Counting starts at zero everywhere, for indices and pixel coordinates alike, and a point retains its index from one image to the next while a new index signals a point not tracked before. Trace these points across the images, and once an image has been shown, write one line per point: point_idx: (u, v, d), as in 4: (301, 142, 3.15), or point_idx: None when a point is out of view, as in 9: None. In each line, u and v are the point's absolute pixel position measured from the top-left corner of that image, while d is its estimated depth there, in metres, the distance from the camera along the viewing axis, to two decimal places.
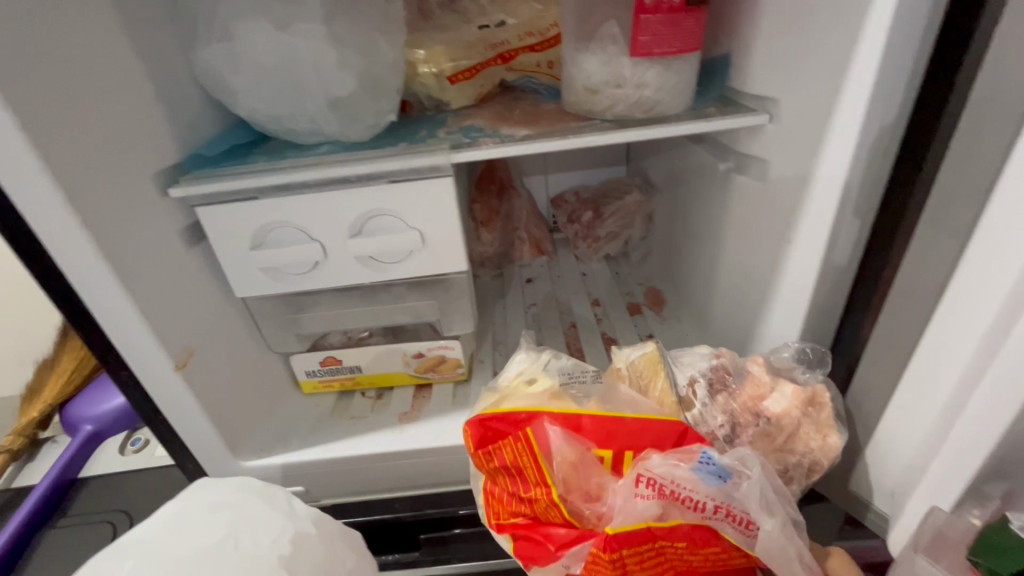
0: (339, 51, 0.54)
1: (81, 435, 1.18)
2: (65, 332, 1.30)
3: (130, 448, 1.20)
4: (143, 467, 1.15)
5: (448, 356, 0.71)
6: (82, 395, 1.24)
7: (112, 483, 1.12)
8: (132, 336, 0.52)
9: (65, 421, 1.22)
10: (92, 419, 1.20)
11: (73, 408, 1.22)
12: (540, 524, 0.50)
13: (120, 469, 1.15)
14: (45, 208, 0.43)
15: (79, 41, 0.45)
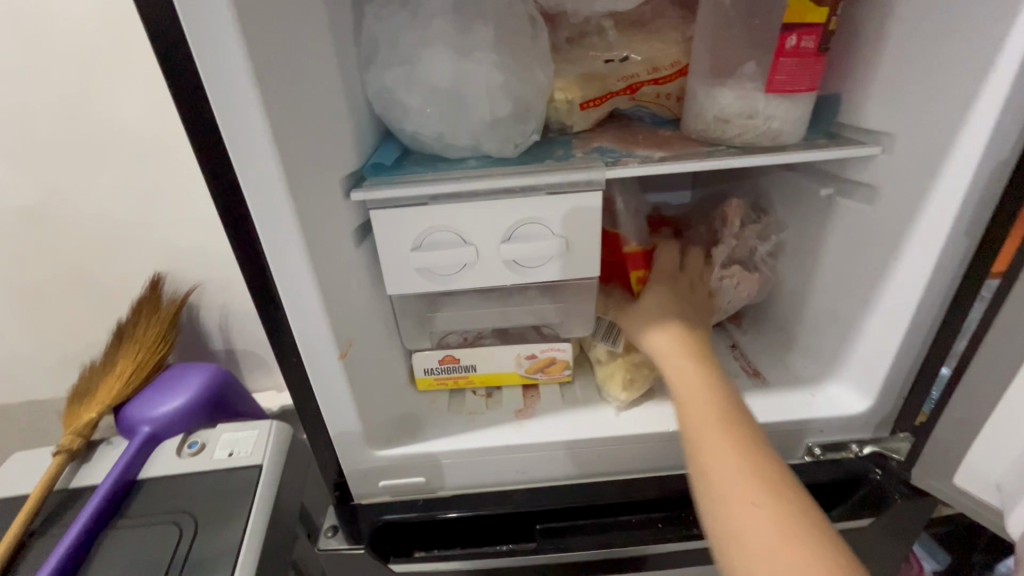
0: (505, 78, 0.61)
1: (139, 436, 1.06)
2: (120, 332, 1.18)
3: (185, 451, 1.02)
4: (204, 470, 0.98)
5: (559, 357, 0.75)
6: (141, 398, 1.13)
7: (171, 486, 0.96)
8: (311, 321, 0.57)
9: (123, 425, 1.10)
10: (150, 420, 1.09)
11: (132, 410, 1.11)
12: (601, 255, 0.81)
13: (179, 471, 0.99)
14: (275, 199, 0.50)
15: (306, 59, 0.52)
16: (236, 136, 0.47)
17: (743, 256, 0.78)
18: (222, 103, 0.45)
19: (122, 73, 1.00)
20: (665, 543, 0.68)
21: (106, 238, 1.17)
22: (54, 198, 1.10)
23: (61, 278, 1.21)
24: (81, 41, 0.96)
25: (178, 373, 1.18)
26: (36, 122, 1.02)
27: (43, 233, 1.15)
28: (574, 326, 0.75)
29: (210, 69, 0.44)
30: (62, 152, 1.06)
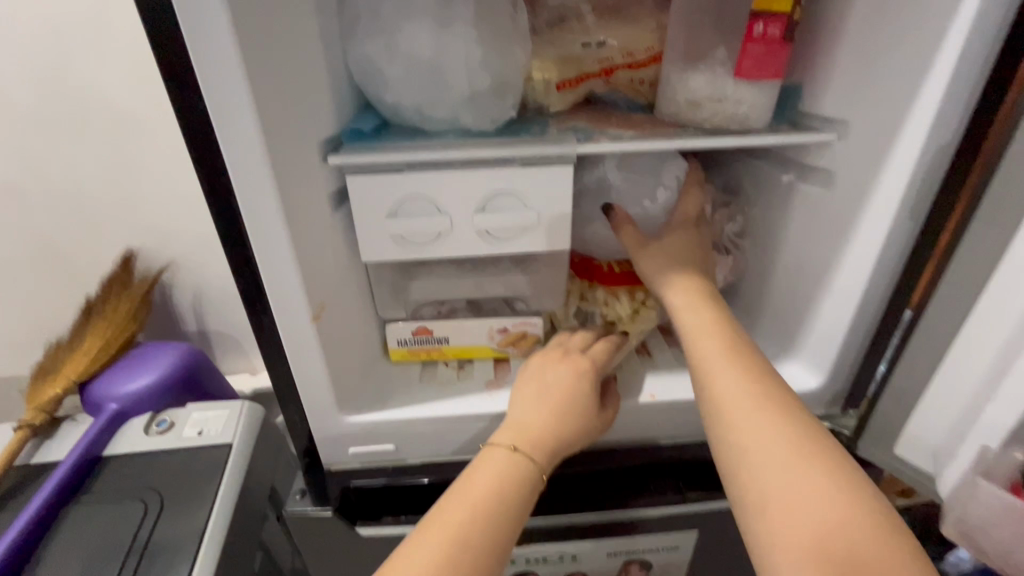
0: (484, 51, 0.63)
1: (105, 413, 1.04)
2: (90, 308, 1.16)
3: (154, 429, 1.00)
4: (171, 449, 0.97)
5: (530, 331, 0.77)
6: (109, 374, 1.11)
7: (137, 463, 0.95)
8: (285, 281, 0.58)
9: (89, 401, 1.09)
10: (118, 398, 1.07)
11: (98, 387, 1.10)
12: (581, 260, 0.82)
13: (145, 450, 0.97)
14: (252, 156, 0.51)
15: (287, 21, 0.53)
16: (212, 85, 0.47)
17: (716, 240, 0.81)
18: (199, 50, 0.46)
19: (98, 41, 0.98)
20: (643, 506, 0.72)
21: (76, 210, 1.15)
22: (22, 166, 1.08)
23: (26, 250, 1.18)
24: (56, 6, 0.94)
25: (148, 349, 1.16)
26: (7, 88, 1.00)
27: (10, 202, 1.12)
28: (544, 301, 0.77)
29: (189, 15, 0.44)
30: (32, 119, 1.03)
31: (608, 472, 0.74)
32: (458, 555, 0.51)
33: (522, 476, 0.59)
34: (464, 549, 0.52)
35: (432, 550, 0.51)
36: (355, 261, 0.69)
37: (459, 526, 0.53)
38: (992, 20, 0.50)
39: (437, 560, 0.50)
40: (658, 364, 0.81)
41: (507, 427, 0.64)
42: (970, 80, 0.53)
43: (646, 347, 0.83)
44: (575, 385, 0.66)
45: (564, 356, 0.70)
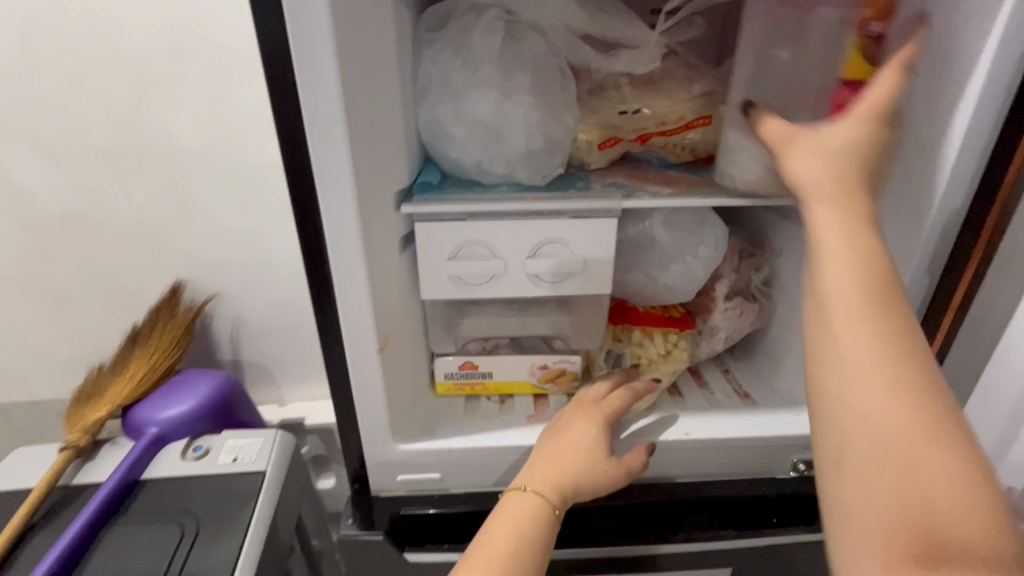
0: (539, 116, 0.71)
1: (147, 438, 1.07)
2: (137, 335, 1.21)
3: (190, 454, 1.04)
4: (208, 475, 1.01)
5: (568, 369, 0.83)
6: (151, 399, 1.15)
7: (177, 488, 0.99)
8: (358, 315, 0.64)
9: (131, 425, 1.13)
10: (158, 422, 1.11)
11: (139, 411, 1.13)
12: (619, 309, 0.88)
13: (183, 475, 1.01)
14: (343, 206, 0.58)
15: (379, 93, 0.62)
16: (321, 144, 0.55)
17: (742, 287, 0.87)
18: (314, 116, 0.54)
19: (167, 89, 1.05)
20: (675, 543, 0.75)
21: (136, 244, 1.22)
22: (94, 203, 1.16)
23: (86, 279, 1.26)
24: (136, 58, 1.02)
25: (188, 377, 1.19)
26: (83, 131, 1.08)
27: (78, 236, 1.20)
28: (583, 341, 0.83)
29: (308, 89, 0.53)
30: (105, 160, 1.11)
31: (641, 507, 0.77)
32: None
33: (539, 524, 0.62)
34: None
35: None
36: (413, 298, 0.75)
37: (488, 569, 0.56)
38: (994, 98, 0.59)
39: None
40: (689, 404, 0.85)
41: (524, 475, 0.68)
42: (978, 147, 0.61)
43: (677, 386, 0.88)
44: (584, 433, 0.71)
45: (578, 406, 0.76)
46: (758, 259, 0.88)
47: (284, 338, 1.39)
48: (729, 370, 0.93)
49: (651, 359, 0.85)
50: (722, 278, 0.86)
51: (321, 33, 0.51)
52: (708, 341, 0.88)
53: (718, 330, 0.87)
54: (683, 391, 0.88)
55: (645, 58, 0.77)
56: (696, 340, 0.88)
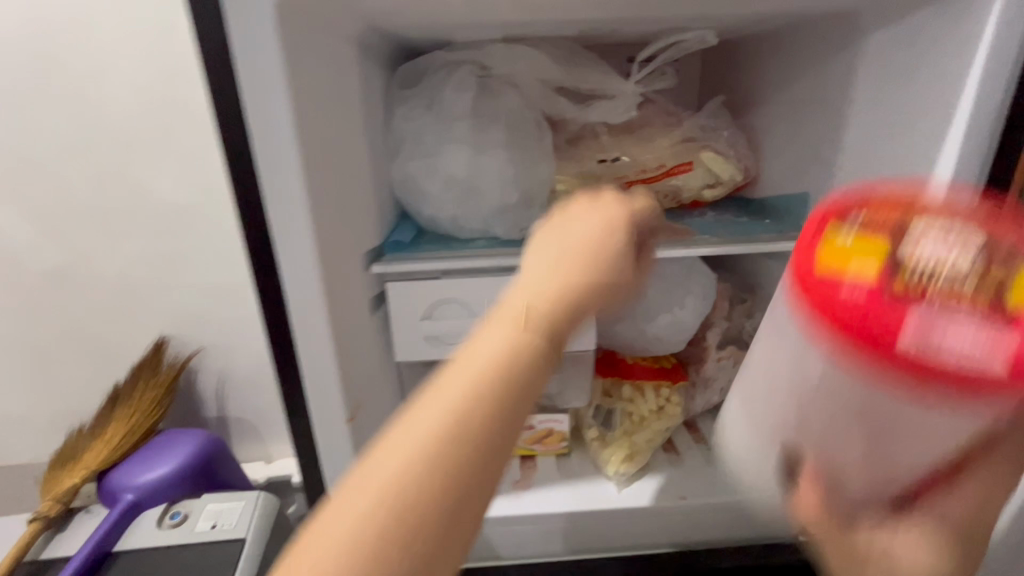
0: (514, 170, 0.69)
1: (121, 505, 1.02)
2: (118, 394, 1.17)
3: (166, 521, 0.96)
4: (186, 544, 0.92)
5: (557, 429, 0.78)
6: (129, 462, 1.10)
7: (151, 562, 0.90)
8: (325, 384, 0.61)
9: (106, 491, 1.08)
10: (135, 488, 1.05)
11: (116, 475, 1.08)
12: (606, 362, 0.84)
13: (158, 546, 0.92)
14: (304, 272, 0.55)
15: (347, 154, 0.60)
16: (280, 209, 0.52)
17: (735, 335, 0.84)
18: (272, 180, 0.51)
19: (150, 146, 1.05)
20: None
21: (116, 302, 1.20)
22: (74, 261, 1.14)
23: (66, 339, 1.22)
24: (121, 118, 1.02)
25: (171, 436, 1.14)
26: (64, 190, 1.06)
27: (58, 295, 1.17)
28: (571, 398, 0.78)
29: (266, 154, 0.50)
30: (85, 218, 1.10)
31: None
32: (481, 467, 0.30)
33: (597, 275, 0.40)
34: (491, 461, 0.31)
35: (441, 428, 0.30)
36: (388, 360, 0.72)
37: (495, 387, 0.32)
38: (978, 144, 0.54)
39: (431, 480, 0.29)
40: (686, 463, 0.79)
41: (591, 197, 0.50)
42: None
43: (672, 443, 0.83)
44: None
45: None
46: (749, 305, 0.84)
47: (268, 393, 1.35)
48: None
49: (643, 416, 0.79)
50: (714, 327, 0.83)
51: (279, 98, 0.49)
52: (703, 393, 0.83)
53: (712, 380, 0.83)
54: (679, 448, 0.83)
55: (621, 107, 0.76)
56: (690, 393, 0.83)
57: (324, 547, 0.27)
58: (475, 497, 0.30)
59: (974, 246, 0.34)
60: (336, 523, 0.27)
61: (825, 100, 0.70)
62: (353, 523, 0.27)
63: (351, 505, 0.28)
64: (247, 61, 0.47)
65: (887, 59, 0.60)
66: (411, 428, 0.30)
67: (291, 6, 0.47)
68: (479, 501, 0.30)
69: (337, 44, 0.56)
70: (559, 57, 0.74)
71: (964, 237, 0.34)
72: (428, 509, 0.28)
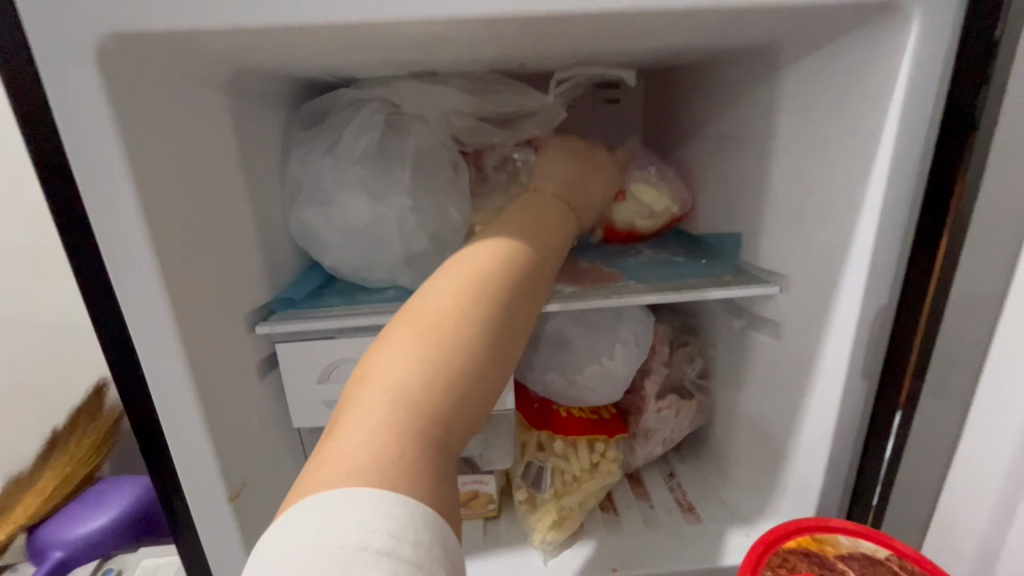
0: (419, 217, 0.64)
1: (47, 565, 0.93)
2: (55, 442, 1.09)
3: None
4: None
5: (482, 490, 0.73)
6: (60, 517, 1.01)
7: None
8: (197, 463, 0.55)
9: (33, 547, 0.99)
10: (64, 545, 0.97)
11: (45, 531, 1.00)
12: (535, 412, 0.77)
13: None
14: (159, 345, 0.49)
15: (217, 209, 0.54)
16: (126, 278, 0.47)
17: (675, 381, 0.78)
18: (112, 247, 0.46)
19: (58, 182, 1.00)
20: None
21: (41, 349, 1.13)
22: None
23: None
24: None
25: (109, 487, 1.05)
26: None
27: None
28: (497, 459, 0.71)
29: (102, 219, 0.45)
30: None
31: None
32: (470, 387, 0.36)
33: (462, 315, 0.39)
34: (478, 383, 0.37)
35: (429, 360, 0.35)
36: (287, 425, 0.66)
37: (473, 324, 0.37)
38: (902, 189, 0.49)
39: (434, 399, 0.34)
40: (623, 525, 0.73)
41: (529, 197, 0.59)
42: (894, 242, 0.50)
43: (610, 500, 0.77)
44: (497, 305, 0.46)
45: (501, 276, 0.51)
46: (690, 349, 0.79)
47: None
48: (674, 474, 0.81)
49: (576, 475, 0.73)
50: (652, 374, 0.77)
51: (111, 159, 0.43)
52: (642, 444, 0.77)
53: (653, 432, 0.77)
54: (617, 505, 0.77)
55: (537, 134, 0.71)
56: (630, 445, 0.78)
57: (347, 465, 0.30)
58: (465, 411, 0.36)
59: None
60: (350, 448, 0.31)
61: (752, 135, 0.65)
62: (372, 441, 0.31)
63: (364, 434, 0.32)
64: (67, 119, 0.42)
65: (809, 94, 0.55)
66: (402, 362, 0.35)
67: (119, 57, 0.42)
68: (468, 417, 0.36)
69: (198, 91, 0.51)
70: (474, 90, 0.69)
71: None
72: (432, 420, 0.34)
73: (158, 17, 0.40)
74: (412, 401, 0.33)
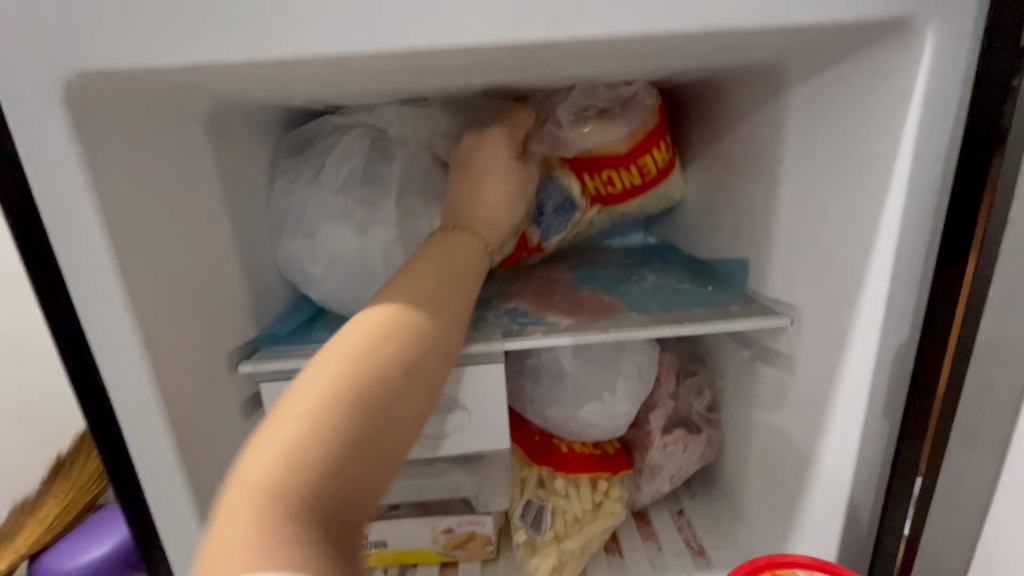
0: (409, 247, 0.62)
1: None
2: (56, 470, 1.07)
3: None
4: None
5: (479, 532, 0.69)
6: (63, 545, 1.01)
7: None
8: (175, 511, 0.52)
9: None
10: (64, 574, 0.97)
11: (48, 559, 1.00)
12: (535, 447, 0.73)
13: None
14: (134, 390, 0.47)
15: (196, 245, 0.52)
16: (97, 321, 0.45)
17: (683, 414, 0.74)
18: (82, 289, 0.44)
19: None
20: None
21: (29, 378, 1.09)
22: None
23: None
24: None
25: (106, 516, 1.03)
26: None
27: None
28: (493, 499, 0.68)
29: (72, 261, 0.43)
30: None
31: None
32: (351, 459, 0.34)
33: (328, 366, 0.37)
34: (360, 453, 0.35)
35: (302, 438, 0.33)
36: None
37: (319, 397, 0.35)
38: (918, 218, 0.45)
39: (302, 479, 0.32)
40: (628, 570, 0.69)
41: (432, 237, 0.54)
42: (912, 275, 0.47)
43: (615, 541, 0.73)
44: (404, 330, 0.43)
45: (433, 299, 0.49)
46: (697, 379, 0.75)
47: None
48: (683, 512, 0.77)
49: (577, 516, 0.69)
50: (658, 407, 0.73)
51: (77, 200, 0.42)
52: (649, 481, 0.73)
53: (660, 468, 0.73)
54: (622, 546, 0.72)
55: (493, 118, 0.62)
56: (635, 482, 0.74)
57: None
58: (350, 485, 0.34)
59: None
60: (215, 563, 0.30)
61: (756, 158, 0.62)
62: (236, 539, 0.29)
63: (229, 535, 0.30)
64: (34, 160, 0.40)
65: (816, 116, 0.52)
66: (271, 446, 0.33)
67: (89, 97, 0.41)
68: (356, 492, 0.34)
69: (176, 126, 0.50)
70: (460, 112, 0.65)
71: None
72: (303, 501, 0.32)
73: (124, 54, 0.38)
74: (279, 487, 0.31)
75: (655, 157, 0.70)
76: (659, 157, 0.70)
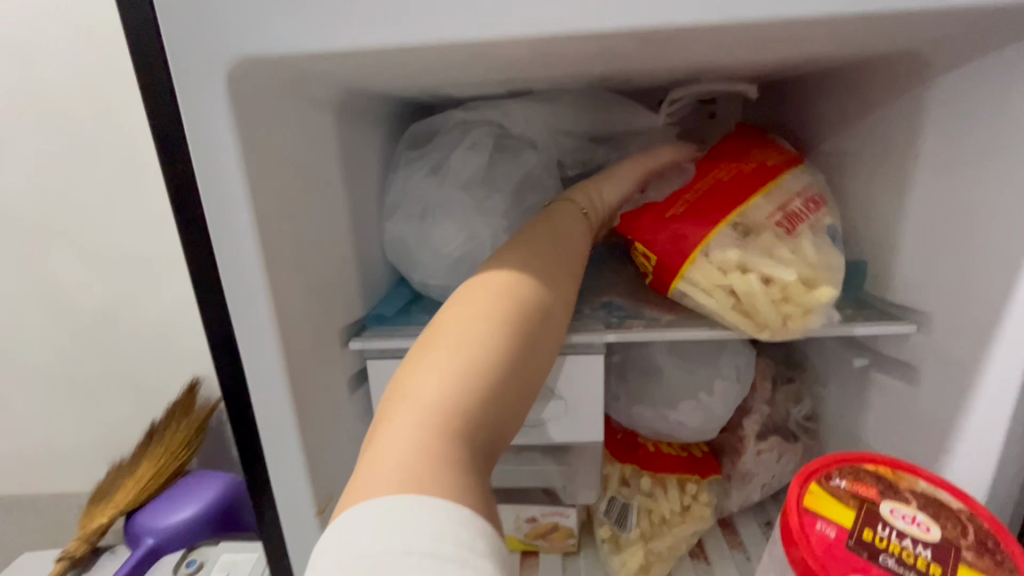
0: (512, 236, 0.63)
1: (142, 548, 0.99)
2: (151, 435, 1.12)
3: (183, 569, 0.91)
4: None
5: (562, 524, 0.68)
6: (156, 505, 1.05)
7: None
8: (289, 475, 0.55)
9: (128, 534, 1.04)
10: (156, 532, 1.01)
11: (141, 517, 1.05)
12: (621, 444, 0.72)
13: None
14: (262, 358, 0.50)
15: (321, 226, 0.55)
16: (235, 293, 0.48)
17: (778, 421, 0.72)
18: (227, 260, 0.47)
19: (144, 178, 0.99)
20: None
21: (113, 350, 1.12)
22: (64, 301, 1.07)
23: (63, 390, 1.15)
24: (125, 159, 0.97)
25: (196, 481, 1.09)
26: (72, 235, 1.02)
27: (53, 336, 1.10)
28: (581, 491, 0.68)
29: (220, 233, 0.46)
30: (81, 272, 1.05)
31: None
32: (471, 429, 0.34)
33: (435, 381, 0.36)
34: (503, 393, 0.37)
35: (452, 381, 0.35)
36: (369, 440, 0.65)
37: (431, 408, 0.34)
38: None
39: (457, 414, 0.34)
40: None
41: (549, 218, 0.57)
42: None
43: (701, 546, 0.71)
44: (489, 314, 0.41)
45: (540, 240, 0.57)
46: (795, 387, 0.72)
47: None
48: (771, 524, 0.73)
49: (665, 517, 0.68)
50: (753, 412, 0.71)
51: (230, 176, 0.45)
52: (739, 491, 0.71)
53: (752, 476, 0.70)
54: (709, 552, 0.70)
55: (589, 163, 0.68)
56: (724, 488, 0.71)
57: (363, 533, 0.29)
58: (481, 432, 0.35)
59: (922, 531, 0.43)
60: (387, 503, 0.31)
61: (882, 155, 0.59)
62: (401, 454, 0.31)
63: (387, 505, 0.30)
64: (199, 139, 0.43)
65: (961, 111, 0.48)
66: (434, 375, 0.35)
67: (249, 83, 0.44)
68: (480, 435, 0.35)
69: (311, 113, 0.53)
70: (591, 114, 0.68)
71: (929, 523, 0.44)
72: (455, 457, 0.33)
73: (290, 42, 0.41)
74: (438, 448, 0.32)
75: (640, 245, 0.59)
76: (646, 254, 0.58)
